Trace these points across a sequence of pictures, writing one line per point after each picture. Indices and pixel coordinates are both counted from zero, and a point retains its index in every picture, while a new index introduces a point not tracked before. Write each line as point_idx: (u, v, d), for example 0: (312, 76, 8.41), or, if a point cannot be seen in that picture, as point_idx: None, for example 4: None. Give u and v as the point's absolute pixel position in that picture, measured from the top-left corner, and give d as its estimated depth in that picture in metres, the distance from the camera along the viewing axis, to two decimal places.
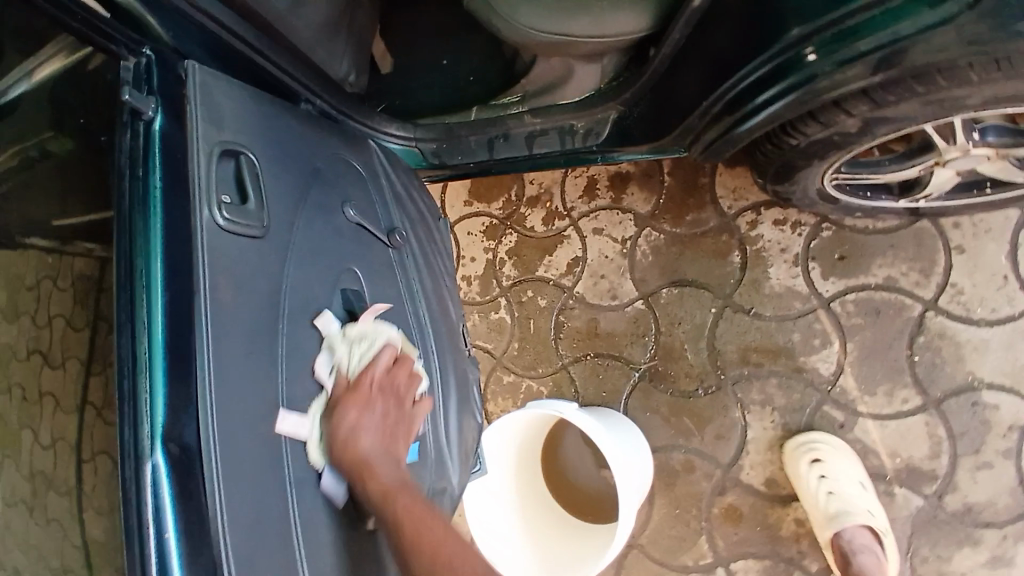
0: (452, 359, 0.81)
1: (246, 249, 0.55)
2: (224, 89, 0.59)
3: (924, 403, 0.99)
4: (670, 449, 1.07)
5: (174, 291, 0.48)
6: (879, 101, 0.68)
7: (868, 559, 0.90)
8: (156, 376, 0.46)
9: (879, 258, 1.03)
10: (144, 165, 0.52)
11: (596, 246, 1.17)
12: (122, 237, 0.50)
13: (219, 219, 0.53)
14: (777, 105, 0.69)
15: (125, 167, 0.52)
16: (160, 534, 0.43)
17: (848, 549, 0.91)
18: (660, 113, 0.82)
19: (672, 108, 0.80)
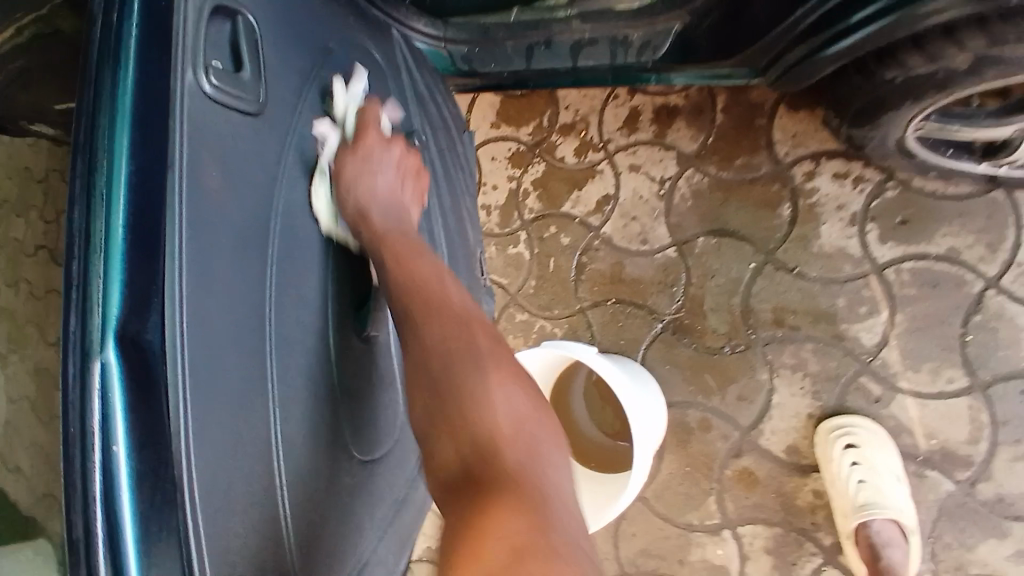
0: (466, 286, 0.74)
1: (235, 130, 0.46)
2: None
3: (971, 385, 0.91)
4: (687, 406, 1.00)
5: (145, 157, 0.40)
6: (997, 38, 0.59)
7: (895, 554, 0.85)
8: (113, 258, 0.37)
9: (945, 225, 0.93)
10: (118, 9, 0.43)
11: (630, 184, 1.07)
12: (86, 92, 0.41)
13: (205, 85, 0.45)
14: (868, 29, 0.61)
15: (98, 9, 0.43)
16: (107, 445, 0.35)
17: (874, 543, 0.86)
18: (728, 28, 0.73)
19: (746, 20, 0.71)
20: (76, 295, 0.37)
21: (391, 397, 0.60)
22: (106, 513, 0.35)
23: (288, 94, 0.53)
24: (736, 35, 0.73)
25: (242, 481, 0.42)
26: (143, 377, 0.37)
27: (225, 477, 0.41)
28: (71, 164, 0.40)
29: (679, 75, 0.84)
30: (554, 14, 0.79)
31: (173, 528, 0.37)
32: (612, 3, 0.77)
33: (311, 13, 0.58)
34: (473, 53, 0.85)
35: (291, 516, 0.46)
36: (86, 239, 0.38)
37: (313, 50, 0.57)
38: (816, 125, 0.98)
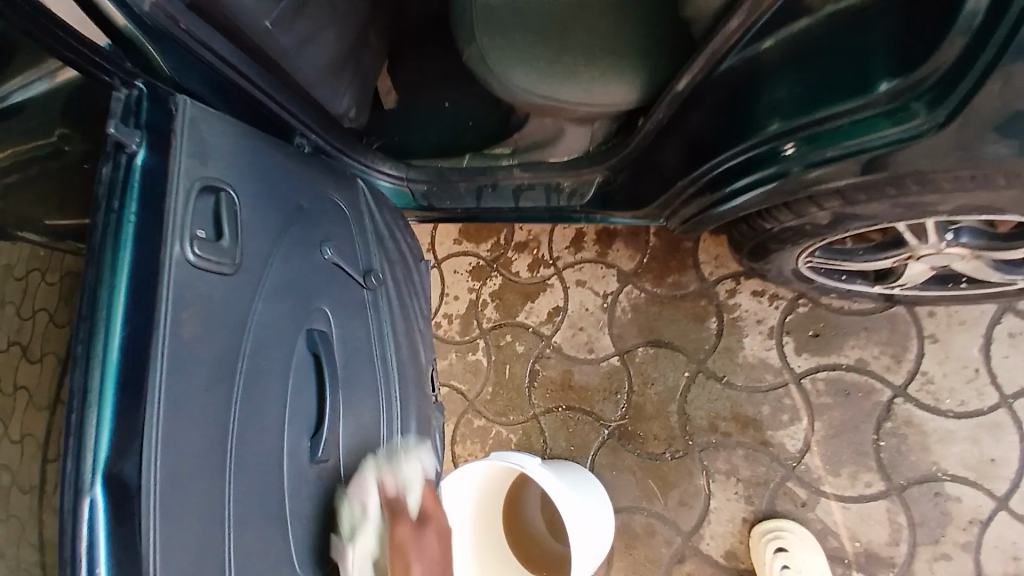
0: (415, 403, 0.82)
1: (219, 286, 0.55)
2: (215, 126, 0.60)
3: (887, 488, 0.99)
4: (634, 510, 1.06)
5: (137, 319, 0.49)
6: (852, 201, 0.69)
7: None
8: (105, 410, 0.46)
9: (852, 338, 1.05)
10: (120, 197, 0.53)
11: (577, 297, 1.18)
12: (90, 266, 0.51)
13: (190, 254, 0.53)
14: (751, 194, 0.72)
15: (103, 197, 0.53)
16: (90, 569, 0.43)
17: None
18: (640, 180, 0.85)
19: (651, 178, 0.84)
20: (71, 439, 0.46)
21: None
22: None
23: (261, 247, 0.62)
24: (649, 188, 0.85)
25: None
26: (123, 508, 0.45)
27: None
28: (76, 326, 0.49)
29: (616, 218, 0.95)
30: (499, 162, 0.91)
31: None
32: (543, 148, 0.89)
33: (283, 178, 0.69)
34: (431, 191, 0.97)
35: None
36: (83, 391, 0.46)
37: (285, 210, 0.67)
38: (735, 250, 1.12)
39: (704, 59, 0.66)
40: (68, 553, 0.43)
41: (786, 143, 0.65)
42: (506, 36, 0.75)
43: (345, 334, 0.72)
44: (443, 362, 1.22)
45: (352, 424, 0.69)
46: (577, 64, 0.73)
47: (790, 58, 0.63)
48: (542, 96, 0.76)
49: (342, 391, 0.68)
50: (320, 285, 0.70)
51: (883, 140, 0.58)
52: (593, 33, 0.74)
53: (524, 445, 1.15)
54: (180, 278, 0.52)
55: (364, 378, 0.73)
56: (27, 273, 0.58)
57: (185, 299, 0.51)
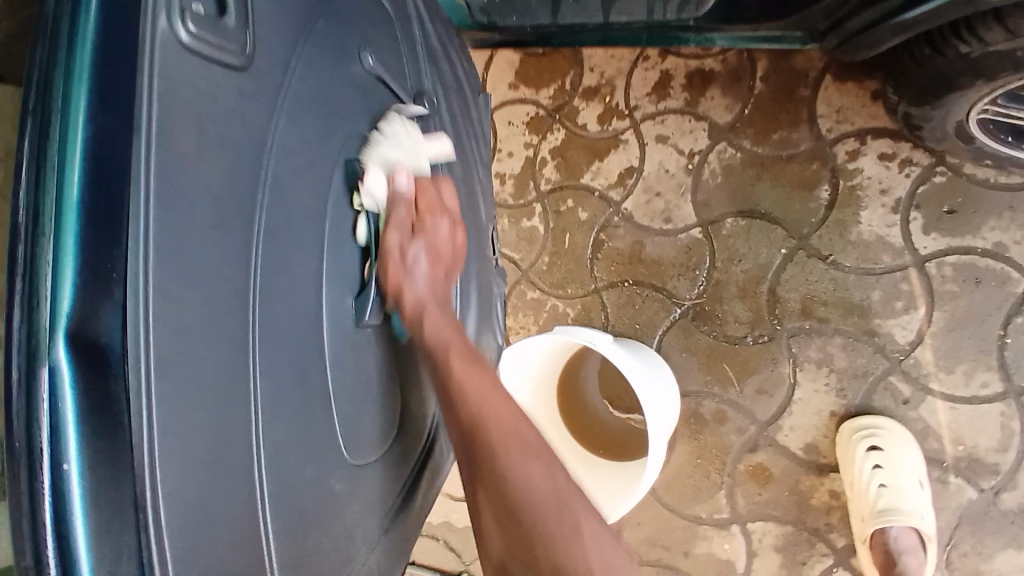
0: (476, 264, 0.68)
1: (221, 89, 0.40)
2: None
3: (1005, 391, 0.85)
4: (701, 397, 0.95)
5: (108, 124, 0.34)
6: None
7: (912, 563, 0.82)
8: (65, 244, 0.32)
9: (995, 217, 0.86)
10: None
11: (655, 156, 0.99)
12: (38, 38, 0.35)
13: (181, 31, 0.37)
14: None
15: None
16: (55, 464, 0.31)
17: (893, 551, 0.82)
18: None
19: None
20: (23, 282, 0.32)
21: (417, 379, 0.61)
22: (57, 543, 0.31)
23: (281, 40, 0.45)
24: None
25: (219, 500, 0.37)
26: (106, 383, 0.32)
27: (201, 496, 0.36)
28: (21, 130, 0.34)
29: (722, 35, 0.76)
30: None
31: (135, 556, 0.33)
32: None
33: None
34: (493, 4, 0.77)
35: (273, 532, 0.41)
36: (37, 215, 0.32)
37: None
38: (863, 101, 0.90)
39: None
40: (27, 438, 0.31)
41: None
42: None
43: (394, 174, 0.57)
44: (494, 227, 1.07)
45: None
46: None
47: None
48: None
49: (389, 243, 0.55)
50: (357, 106, 0.54)
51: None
52: None
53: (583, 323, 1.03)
54: (166, 67, 0.36)
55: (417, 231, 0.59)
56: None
57: (175, 101, 0.36)
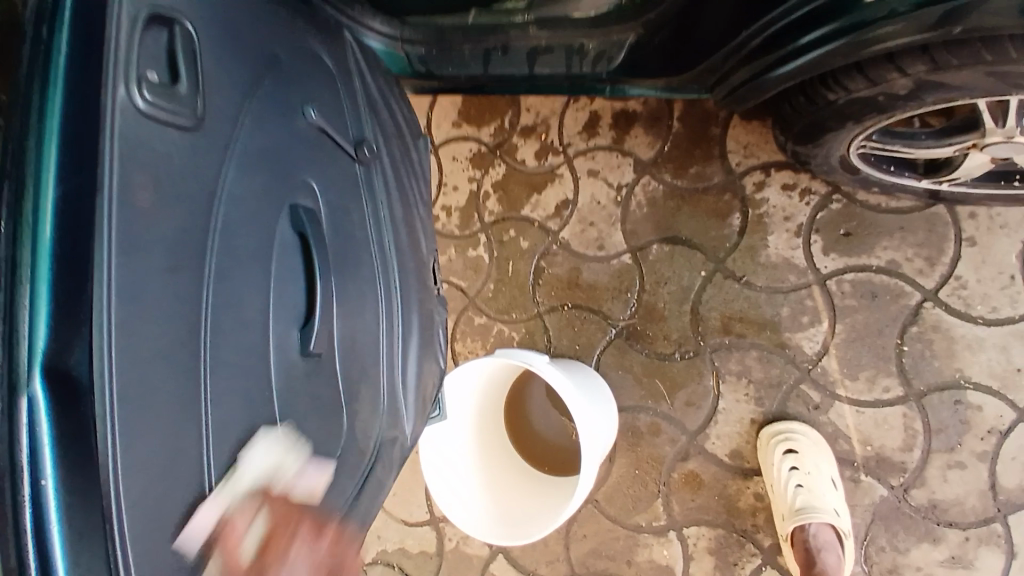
0: (417, 294, 0.74)
1: (178, 150, 0.45)
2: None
3: (905, 394, 0.95)
4: (637, 410, 1.02)
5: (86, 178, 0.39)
6: (940, 63, 0.62)
7: (829, 560, 0.88)
8: (41, 288, 0.37)
9: (885, 239, 0.97)
10: (48, 22, 0.41)
11: (587, 190, 1.09)
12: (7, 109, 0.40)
13: (140, 100, 0.42)
14: (818, 52, 0.64)
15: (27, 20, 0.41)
16: (36, 479, 0.35)
17: (812, 547, 0.88)
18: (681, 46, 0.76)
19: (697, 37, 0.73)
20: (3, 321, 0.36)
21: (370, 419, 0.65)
22: (38, 550, 0.35)
23: (226, 99, 0.51)
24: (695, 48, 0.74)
25: (175, 515, 0.42)
26: (81, 406, 0.37)
27: (158, 510, 0.41)
28: None
29: (633, 87, 0.87)
30: (513, 18, 0.76)
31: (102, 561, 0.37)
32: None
33: (257, 16, 0.56)
34: (431, 56, 0.84)
35: None
36: (13, 264, 0.37)
37: (255, 58, 0.55)
38: (767, 139, 1.01)
39: None
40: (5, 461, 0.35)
41: None
42: None
43: (339, 219, 0.63)
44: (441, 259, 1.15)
45: (348, 317, 0.61)
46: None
47: None
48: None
49: (335, 278, 0.60)
50: (302, 155, 0.59)
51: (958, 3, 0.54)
52: None
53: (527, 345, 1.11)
54: (130, 134, 0.41)
55: (363, 268, 0.65)
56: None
57: (139, 162, 0.42)
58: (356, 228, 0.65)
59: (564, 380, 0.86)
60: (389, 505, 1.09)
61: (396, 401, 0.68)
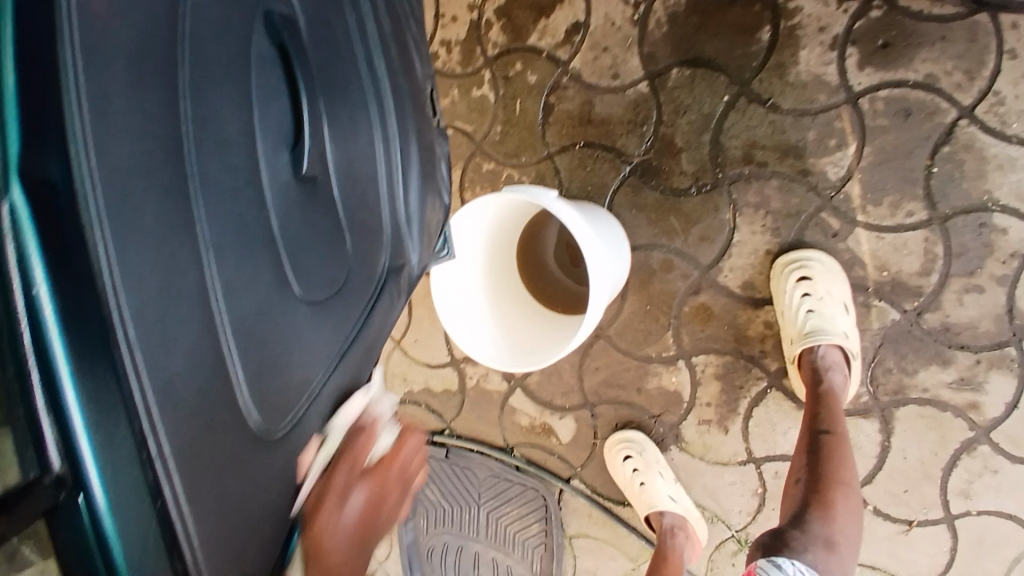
0: (415, 121, 0.69)
1: None
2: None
3: (929, 219, 0.91)
4: (651, 248, 1.01)
5: None
6: None
7: (835, 376, 0.87)
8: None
9: (926, 50, 0.87)
10: None
11: (600, 10, 1.00)
12: None
13: None
14: None
15: None
16: (28, 288, 0.32)
17: (818, 365, 0.88)
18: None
19: None
20: None
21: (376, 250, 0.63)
22: (45, 363, 0.32)
23: None
24: None
25: (184, 333, 0.40)
26: (65, 211, 0.33)
27: (165, 327, 0.38)
28: None
29: None
30: None
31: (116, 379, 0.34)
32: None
33: None
34: None
35: (240, 361, 0.45)
36: None
37: None
38: None
39: None
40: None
41: None
42: None
43: (321, 29, 0.57)
44: (444, 102, 1.11)
45: (340, 139, 0.58)
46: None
47: None
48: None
49: (321, 98, 0.55)
50: None
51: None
52: None
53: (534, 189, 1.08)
54: None
55: (351, 90, 0.60)
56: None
57: None
58: (342, 41, 0.60)
59: (577, 217, 0.83)
60: (412, 348, 1.14)
61: (401, 235, 0.66)
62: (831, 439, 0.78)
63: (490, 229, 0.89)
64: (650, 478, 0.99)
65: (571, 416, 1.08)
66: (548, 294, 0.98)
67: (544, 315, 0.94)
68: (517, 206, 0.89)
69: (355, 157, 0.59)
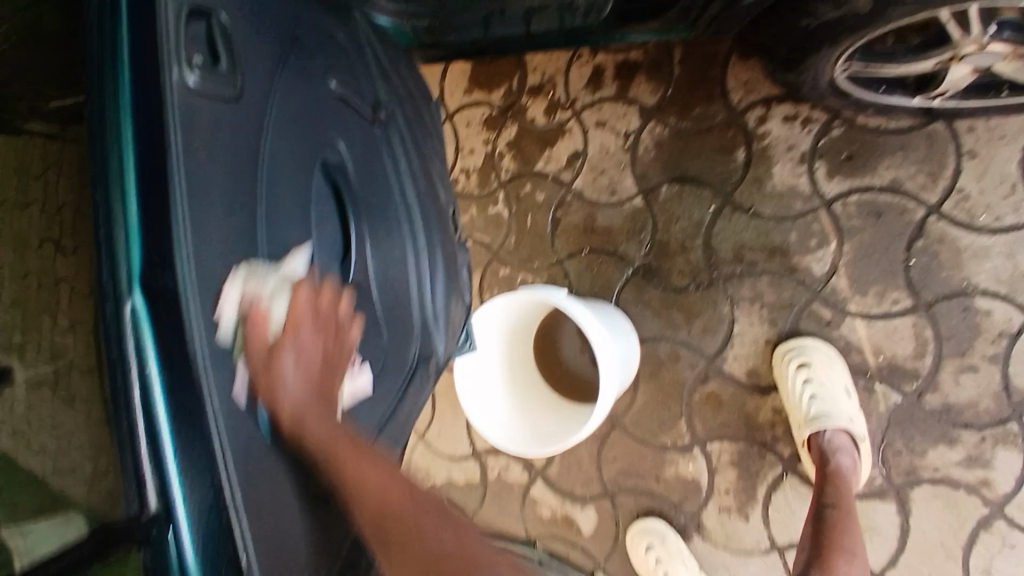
0: (439, 237, 0.82)
1: (224, 120, 0.54)
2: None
3: (914, 305, 0.98)
4: (658, 340, 1.09)
5: (145, 136, 0.47)
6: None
7: (844, 461, 0.91)
8: (129, 229, 0.45)
9: (887, 159, 0.99)
10: (111, 26, 0.50)
11: (596, 140, 1.16)
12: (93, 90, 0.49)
13: (191, 80, 0.51)
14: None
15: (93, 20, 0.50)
16: (142, 368, 0.44)
17: (826, 449, 0.92)
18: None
19: None
20: (105, 254, 0.45)
21: (410, 341, 0.73)
22: (149, 423, 0.44)
23: (255, 75, 0.59)
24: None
25: None
26: (172, 316, 0.45)
27: None
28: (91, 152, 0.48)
29: (636, 34, 0.91)
30: None
31: (201, 443, 0.45)
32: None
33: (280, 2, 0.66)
34: (435, 27, 0.90)
35: (297, 432, 0.54)
36: (107, 207, 0.46)
37: (278, 36, 0.64)
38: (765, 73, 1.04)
39: None
40: (122, 359, 0.44)
41: None
42: None
43: (364, 170, 0.71)
44: (464, 219, 1.27)
45: (378, 251, 0.69)
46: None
47: None
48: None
49: (363, 219, 0.68)
50: (329, 117, 0.68)
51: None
52: None
53: None
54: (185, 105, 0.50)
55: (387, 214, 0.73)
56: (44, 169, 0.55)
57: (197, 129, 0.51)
58: (382, 176, 0.74)
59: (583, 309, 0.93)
60: (435, 443, 1.20)
61: (429, 328, 0.76)
62: (835, 513, 0.83)
63: (505, 330, 0.99)
64: (674, 568, 1.02)
65: (593, 507, 1.11)
66: (564, 387, 1.06)
67: (564, 405, 1.01)
68: (527, 309, 1.00)
69: (390, 265, 0.71)
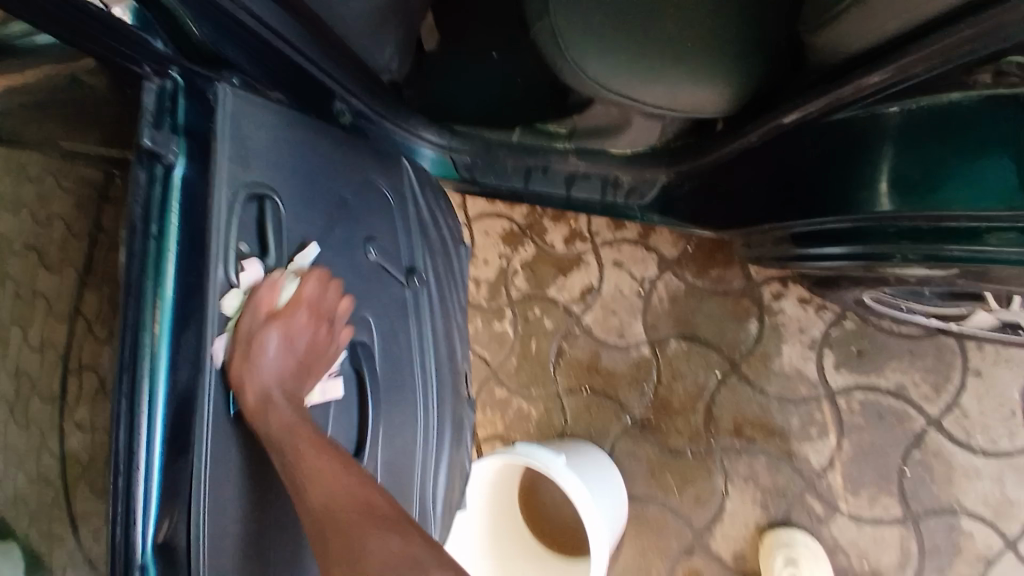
0: (450, 403, 0.80)
1: (261, 325, 0.52)
2: (263, 112, 0.56)
3: (903, 516, 1.00)
4: (647, 500, 1.11)
5: (176, 364, 0.46)
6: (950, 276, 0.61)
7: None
8: (154, 473, 0.45)
9: (894, 361, 1.01)
10: (157, 223, 0.46)
11: (612, 279, 1.17)
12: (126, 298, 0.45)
13: (230, 279, 0.50)
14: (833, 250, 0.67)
15: (132, 213, 0.46)
16: None
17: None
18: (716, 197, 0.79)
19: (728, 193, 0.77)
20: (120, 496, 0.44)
21: None
22: None
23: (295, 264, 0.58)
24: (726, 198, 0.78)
25: None
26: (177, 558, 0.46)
27: None
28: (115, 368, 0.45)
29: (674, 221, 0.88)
30: (554, 145, 0.86)
31: None
32: (534, 24, 0.71)
33: (331, 172, 0.64)
34: (475, 164, 0.92)
35: None
36: (128, 442, 0.44)
37: (323, 211, 0.62)
38: None
39: (829, 97, 0.55)
40: None
41: (884, 199, 0.58)
42: (591, 25, 0.68)
43: (389, 346, 0.69)
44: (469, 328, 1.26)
45: (391, 439, 0.67)
46: (669, 47, 0.66)
47: (921, 109, 0.55)
48: (627, 87, 0.67)
49: (382, 407, 0.66)
50: (364, 292, 0.66)
51: (984, 254, 0.53)
52: (681, 39, 0.66)
53: (542, 420, 1.20)
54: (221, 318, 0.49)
55: (404, 390, 0.70)
56: (42, 175, 0.53)
57: (231, 345, 0.50)
58: (404, 349, 0.72)
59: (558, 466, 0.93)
60: None
61: (426, 508, 0.73)
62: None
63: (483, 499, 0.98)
64: None
65: None
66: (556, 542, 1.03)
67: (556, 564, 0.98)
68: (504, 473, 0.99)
69: (399, 450, 0.68)
